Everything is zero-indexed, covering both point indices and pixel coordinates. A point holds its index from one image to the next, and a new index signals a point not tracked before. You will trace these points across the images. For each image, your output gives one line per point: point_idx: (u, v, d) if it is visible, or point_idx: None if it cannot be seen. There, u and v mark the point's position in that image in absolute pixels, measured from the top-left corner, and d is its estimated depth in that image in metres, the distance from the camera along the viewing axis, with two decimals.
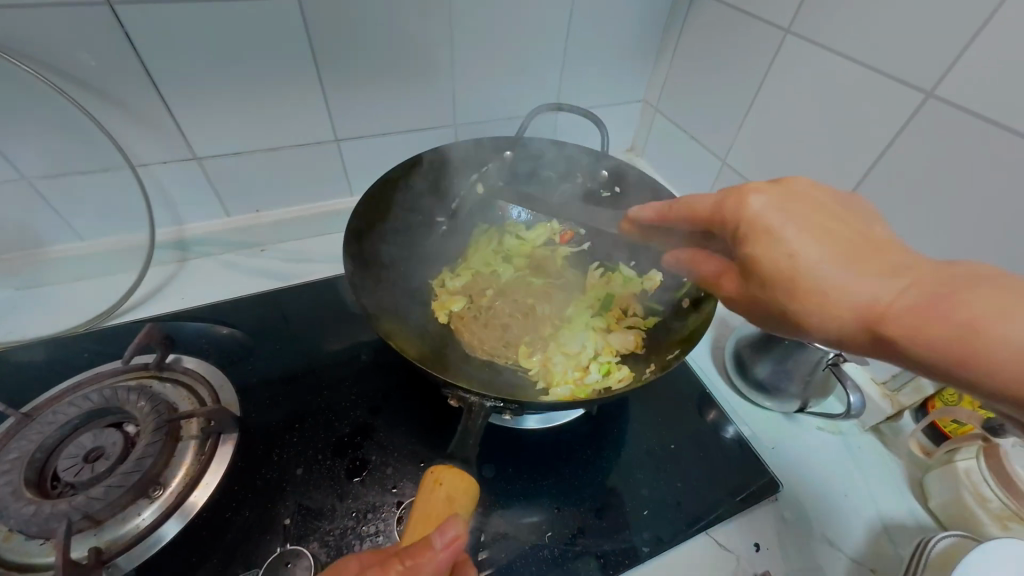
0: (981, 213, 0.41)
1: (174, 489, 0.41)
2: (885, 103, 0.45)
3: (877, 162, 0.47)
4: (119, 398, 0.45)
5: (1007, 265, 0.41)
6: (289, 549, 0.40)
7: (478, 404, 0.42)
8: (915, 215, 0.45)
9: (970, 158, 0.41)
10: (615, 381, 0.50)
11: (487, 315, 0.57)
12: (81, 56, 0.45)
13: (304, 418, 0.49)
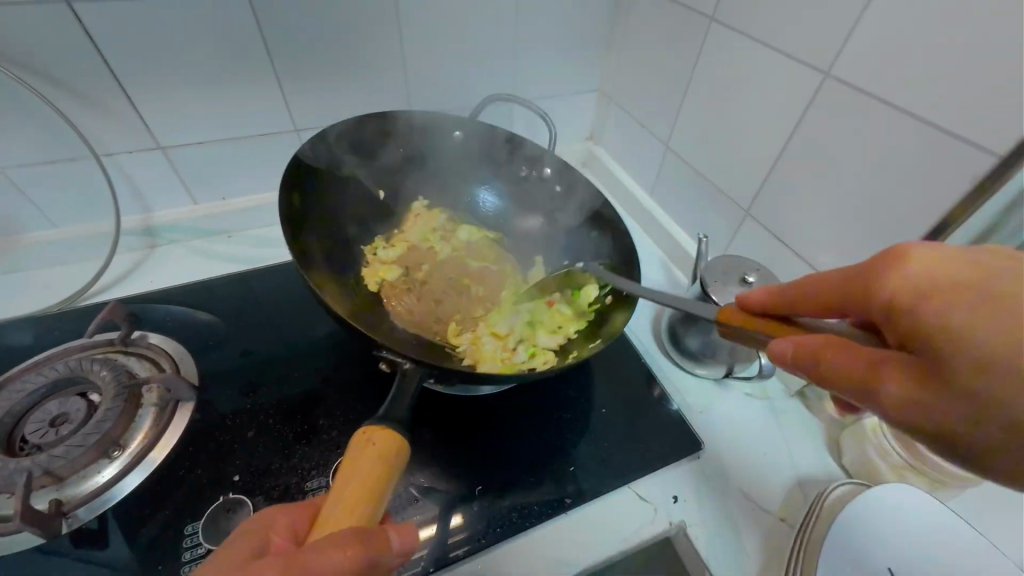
0: (877, 188, 0.43)
1: (134, 450, 0.45)
2: (795, 85, 0.48)
3: (791, 142, 0.50)
4: (83, 368, 0.48)
5: (899, 236, 0.43)
6: (231, 498, 0.43)
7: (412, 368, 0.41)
8: (824, 192, 0.48)
9: (865, 135, 0.43)
10: (538, 363, 0.50)
11: (420, 290, 0.59)
12: (43, 52, 0.48)
13: (258, 387, 0.52)
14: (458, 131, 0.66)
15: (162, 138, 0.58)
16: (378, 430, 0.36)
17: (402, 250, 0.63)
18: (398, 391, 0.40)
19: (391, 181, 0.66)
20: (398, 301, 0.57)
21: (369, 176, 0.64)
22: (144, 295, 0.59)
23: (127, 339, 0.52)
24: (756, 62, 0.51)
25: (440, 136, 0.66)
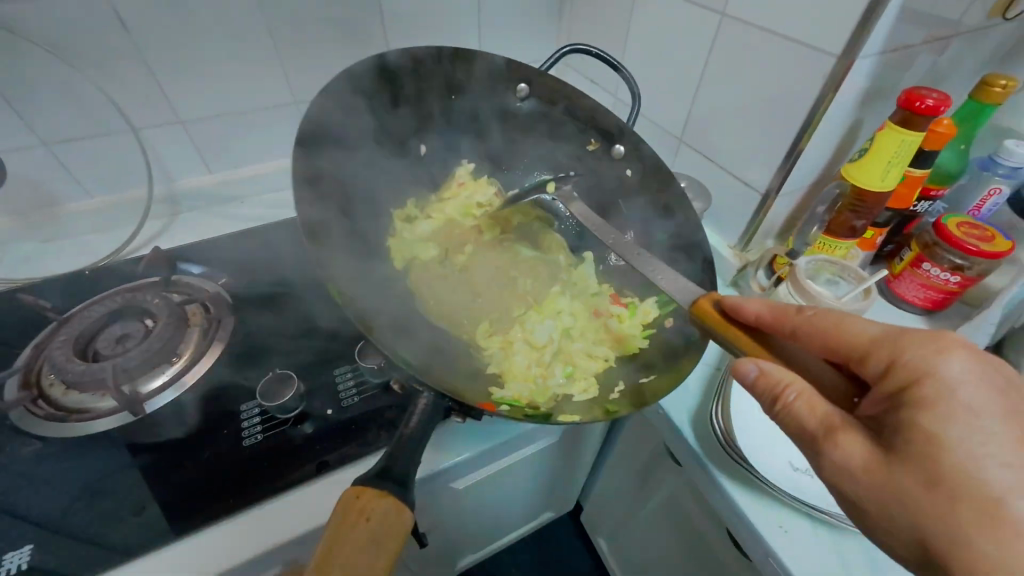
0: (763, 99, 0.55)
1: (189, 358, 0.54)
2: (700, 24, 0.59)
3: (704, 72, 0.61)
4: (138, 300, 0.58)
5: (784, 136, 0.54)
6: (278, 374, 0.51)
7: (427, 404, 0.42)
8: (730, 110, 0.59)
9: (752, 57, 0.54)
10: (576, 385, 0.55)
11: (456, 281, 0.64)
12: (88, 40, 0.58)
13: (283, 306, 0.61)
14: (522, 85, 0.66)
15: (183, 112, 0.68)
16: (372, 495, 0.36)
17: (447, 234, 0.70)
18: (413, 441, 0.40)
19: (444, 121, 0.69)
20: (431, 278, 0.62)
21: (427, 105, 0.65)
22: (176, 249, 0.67)
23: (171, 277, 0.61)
24: (674, 12, 0.62)
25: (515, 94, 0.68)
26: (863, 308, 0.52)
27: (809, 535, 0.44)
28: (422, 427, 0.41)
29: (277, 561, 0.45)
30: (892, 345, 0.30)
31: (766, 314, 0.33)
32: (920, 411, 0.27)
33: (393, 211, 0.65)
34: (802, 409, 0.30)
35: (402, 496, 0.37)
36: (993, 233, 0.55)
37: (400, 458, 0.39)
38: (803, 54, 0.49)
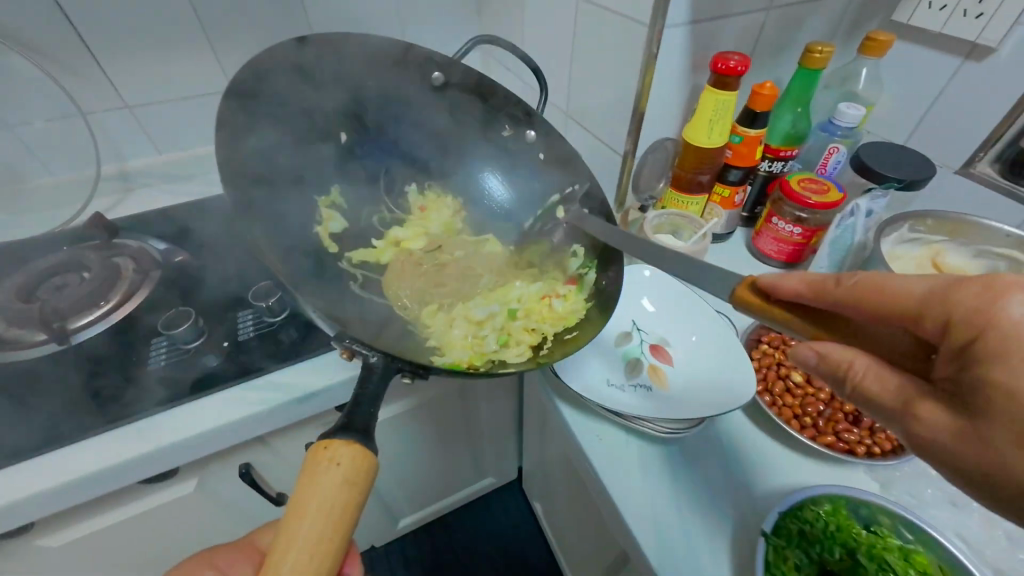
0: (609, 69, 0.61)
1: (111, 307, 0.62)
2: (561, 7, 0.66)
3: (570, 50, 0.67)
4: (77, 255, 0.67)
5: (626, 102, 0.60)
6: (177, 312, 0.59)
7: (377, 362, 0.40)
8: (591, 83, 0.65)
9: (596, 33, 0.60)
10: (510, 352, 0.48)
11: (406, 262, 0.58)
12: (38, 33, 0.68)
13: (205, 262, 0.69)
14: (437, 72, 0.61)
15: (128, 98, 0.78)
16: (342, 446, 0.34)
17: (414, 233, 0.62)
18: (375, 386, 0.39)
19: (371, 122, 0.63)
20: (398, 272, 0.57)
21: (353, 103, 0.61)
22: (120, 219, 0.77)
23: (111, 240, 0.70)
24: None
25: (437, 80, 0.62)
26: (701, 251, 0.60)
27: (627, 443, 0.49)
28: (378, 384, 0.39)
29: (162, 465, 0.53)
30: (942, 301, 0.24)
31: (806, 291, 0.28)
32: (997, 366, 0.22)
33: (315, 201, 0.57)
34: (869, 386, 0.27)
35: (356, 442, 0.35)
36: (828, 187, 0.60)
37: (361, 411, 0.37)
38: (625, 25, 0.55)
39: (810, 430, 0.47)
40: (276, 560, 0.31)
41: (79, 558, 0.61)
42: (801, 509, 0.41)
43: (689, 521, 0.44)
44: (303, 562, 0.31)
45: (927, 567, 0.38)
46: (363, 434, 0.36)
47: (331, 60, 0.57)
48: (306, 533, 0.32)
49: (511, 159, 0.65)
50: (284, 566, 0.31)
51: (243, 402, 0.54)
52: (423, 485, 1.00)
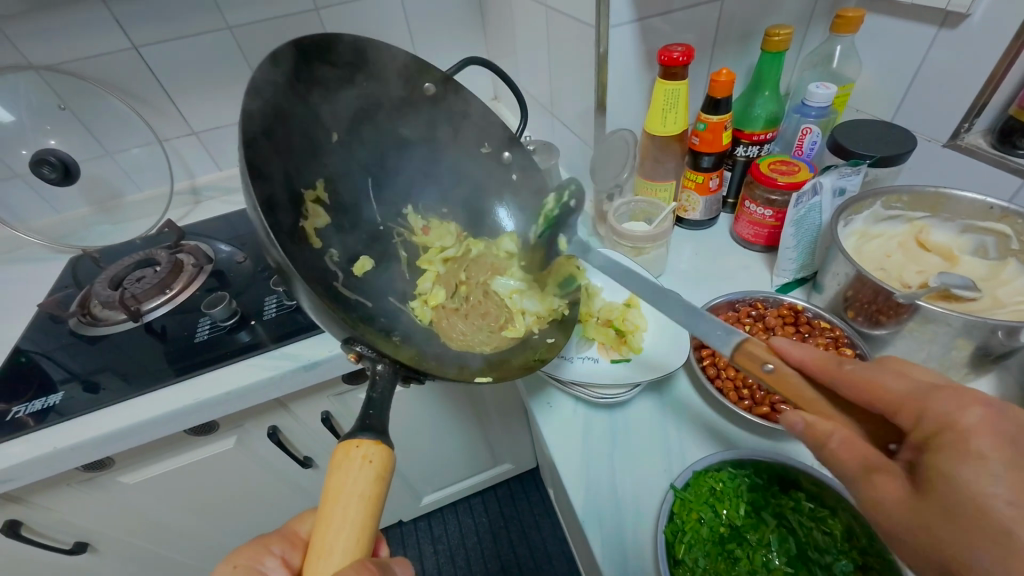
0: (574, 71, 0.66)
1: (174, 292, 0.77)
2: (533, 19, 0.72)
3: (544, 57, 0.74)
4: (153, 254, 0.84)
5: (590, 98, 0.65)
6: (214, 297, 0.72)
7: (382, 370, 0.41)
8: (563, 85, 0.71)
9: (559, 39, 0.66)
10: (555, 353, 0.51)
11: (465, 304, 0.56)
12: (129, 78, 0.86)
13: (246, 257, 0.83)
14: (429, 84, 0.55)
15: (195, 125, 0.95)
16: (373, 445, 0.35)
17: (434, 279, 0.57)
18: (379, 394, 0.39)
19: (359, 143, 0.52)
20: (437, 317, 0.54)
21: (344, 117, 0.50)
22: (189, 225, 0.94)
23: (180, 241, 0.86)
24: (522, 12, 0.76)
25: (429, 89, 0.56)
26: (662, 234, 0.61)
27: (572, 410, 0.53)
28: (381, 389, 0.40)
29: (202, 415, 0.66)
30: (916, 403, 0.29)
31: (815, 364, 0.34)
32: (944, 456, 0.26)
33: (302, 190, 0.46)
34: (843, 453, 0.30)
35: (383, 440, 0.36)
36: (800, 168, 0.60)
37: (369, 413, 0.37)
38: (578, 29, 0.61)
39: (747, 401, 0.49)
40: (319, 549, 0.32)
41: (151, 495, 0.76)
42: (717, 470, 0.44)
43: (619, 484, 0.47)
44: (343, 553, 0.32)
45: (834, 528, 0.40)
46: (380, 430, 0.36)
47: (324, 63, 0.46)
48: (345, 524, 0.33)
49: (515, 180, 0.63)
50: (328, 556, 0.32)
51: (263, 367, 0.66)
52: (442, 466, 1.08)
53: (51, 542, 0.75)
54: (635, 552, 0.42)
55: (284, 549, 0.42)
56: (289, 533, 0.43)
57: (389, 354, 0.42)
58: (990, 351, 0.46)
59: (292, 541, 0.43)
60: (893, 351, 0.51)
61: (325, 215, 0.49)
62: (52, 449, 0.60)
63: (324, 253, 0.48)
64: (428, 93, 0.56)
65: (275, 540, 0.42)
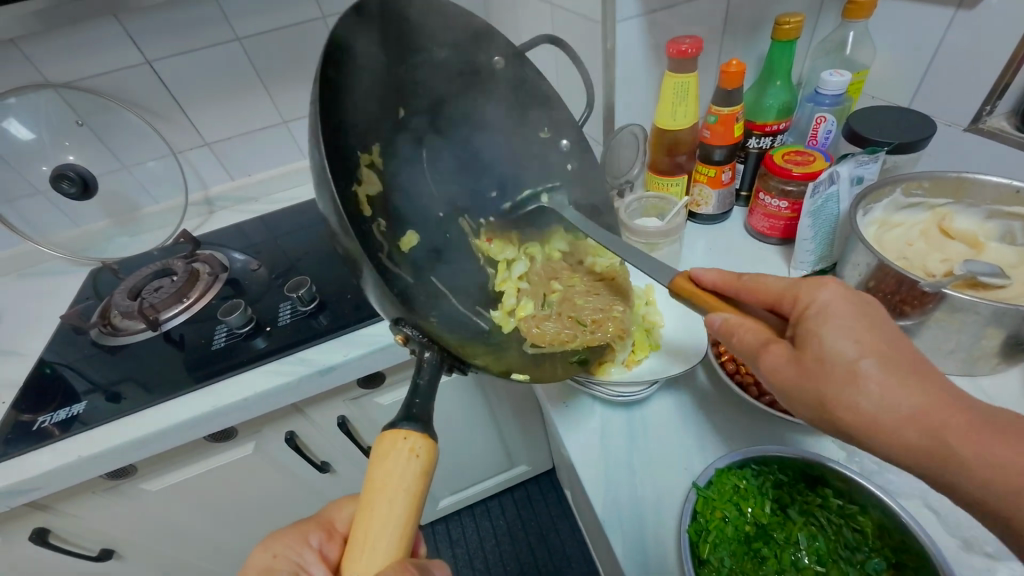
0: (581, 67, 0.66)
1: (191, 301, 0.78)
2: (538, 18, 0.72)
3: (550, 54, 0.73)
4: (170, 264, 0.85)
5: (599, 94, 0.64)
6: (230, 304, 0.73)
7: (428, 359, 0.40)
8: (570, 82, 0.71)
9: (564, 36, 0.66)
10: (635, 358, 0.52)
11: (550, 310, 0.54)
12: (143, 92, 0.88)
13: (260, 265, 0.84)
14: (496, 57, 0.52)
15: (207, 136, 0.97)
16: (420, 437, 0.35)
17: (513, 289, 0.53)
18: (427, 381, 0.39)
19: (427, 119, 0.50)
20: (522, 327, 0.51)
21: (415, 88, 0.47)
22: (204, 234, 0.95)
23: (194, 250, 0.87)
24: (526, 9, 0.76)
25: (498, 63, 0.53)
26: (675, 229, 0.61)
27: (590, 409, 0.52)
28: (428, 375, 0.39)
29: (222, 421, 0.66)
30: (789, 290, 0.33)
31: (721, 283, 0.36)
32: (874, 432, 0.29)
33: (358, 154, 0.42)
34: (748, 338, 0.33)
35: (428, 433, 0.36)
36: (814, 158, 0.59)
37: (417, 400, 0.37)
38: (583, 25, 0.60)
39: (769, 396, 0.48)
40: (365, 538, 0.33)
41: (173, 502, 0.77)
42: (742, 468, 0.43)
43: (642, 482, 0.46)
44: (387, 547, 0.33)
45: (863, 526, 0.39)
46: (425, 423, 0.36)
47: (398, 18, 0.44)
48: (390, 516, 0.33)
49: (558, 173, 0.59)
50: (374, 545, 0.32)
51: (279, 373, 0.67)
52: (458, 469, 1.07)
53: (77, 549, 0.76)
54: (656, 551, 0.42)
55: (322, 540, 0.41)
56: (325, 524, 0.43)
57: (438, 343, 0.41)
58: (1022, 340, 0.45)
59: (329, 533, 0.42)
60: (918, 342, 0.50)
61: (375, 181, 0.44)
62: (77, 457, 0.61)
63: (373, 223, 0.41)
64: (495, 66, 0.53)
65: (314, 530, 0.42)
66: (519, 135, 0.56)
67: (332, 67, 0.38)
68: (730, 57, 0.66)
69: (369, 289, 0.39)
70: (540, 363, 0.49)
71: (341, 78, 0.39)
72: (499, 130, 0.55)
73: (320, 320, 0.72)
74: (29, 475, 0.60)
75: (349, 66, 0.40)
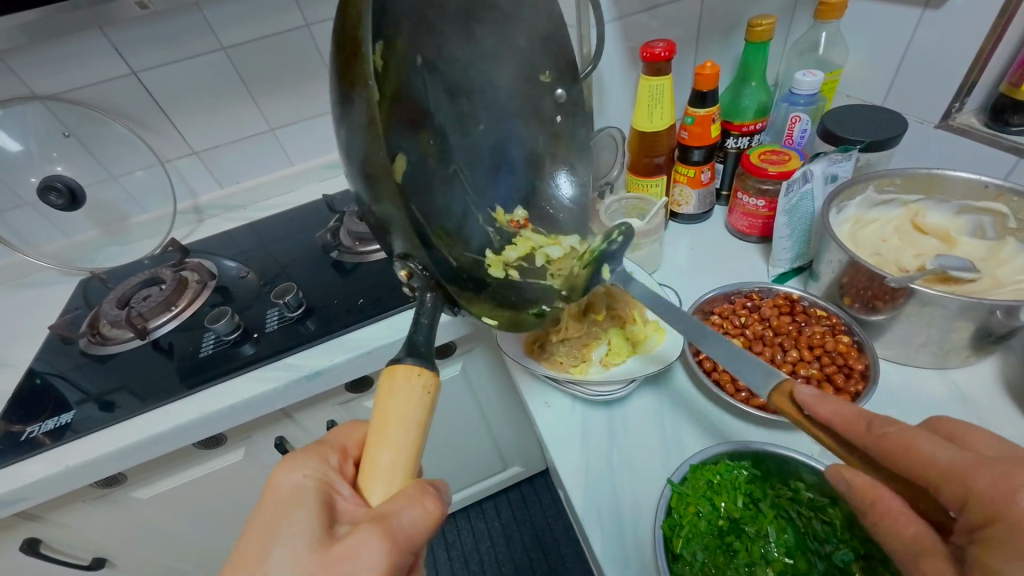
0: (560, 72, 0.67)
1: (180, 309, 0.79)
2: None
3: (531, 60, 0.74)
4: (158, 273, 0.85)
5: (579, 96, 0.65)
6: (218, 312, 0.73)
7: (420, 299, 0.39)
8: None
9: None
10: (614, 358, 0.52)
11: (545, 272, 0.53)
12: (132, 102, 0.89)
13: (249, 273, 0.85)
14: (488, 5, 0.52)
15: (195, 145, 0.97)
16: (433, 374, 0.35)
17: (523, 250, 0.52)
18: (428, 318, 0.38)
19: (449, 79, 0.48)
20: (511, 276, 0.50)
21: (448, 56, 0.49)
22: (192, 243, 0.96)
23: (183, 258, 0.88)
24: None
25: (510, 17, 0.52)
26: (655, 229, 0.62)
27: (570, 407, 0.53)
28: (429, 315, 0.38)
29: (212, 427, 0.67)
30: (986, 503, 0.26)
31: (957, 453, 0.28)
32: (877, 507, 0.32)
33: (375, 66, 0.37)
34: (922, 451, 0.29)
35: (434, 369, 0.35)
36: (789, 157, 0.60)
37: (421, 336, 0.36)
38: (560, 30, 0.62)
39: (744, 393, 0.49)
40: (388, 468, 0.33)
41: (165, 509, 0.78)
42: (716, 463, 0.43)
43: (621, 486, 0.46)
44: (403, 474, 0.34)
45: (832, 518, 0.40)
46: (429, 360, 0.36)
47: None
48: (404, 448, 0.33)
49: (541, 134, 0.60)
50: (393, 472, 0.34)
51: (265, 380, 0.67)
52: (452, 471, 1.08)
53: (69, 559, 0.76)
54: (634, 544, 0.42)
55: (339, 460, 0.39)
56: (340, 445, 0.41)
57: (443, 282, 0.41)
58: (991, 332, 0.46)
59: (343, 454, 0.40)
60: (889, 336, 0.50)
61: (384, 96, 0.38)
62: (69, 465, 0.62)
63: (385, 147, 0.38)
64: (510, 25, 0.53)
65: (330, 450, 0.40)
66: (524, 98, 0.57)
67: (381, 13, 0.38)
68: (706, 59, 0.67)
69: (397, 228, 0.39)
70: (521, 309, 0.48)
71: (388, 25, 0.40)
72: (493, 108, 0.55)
73: (307, 326, 0.73)
74: (20, 484, 0.61)
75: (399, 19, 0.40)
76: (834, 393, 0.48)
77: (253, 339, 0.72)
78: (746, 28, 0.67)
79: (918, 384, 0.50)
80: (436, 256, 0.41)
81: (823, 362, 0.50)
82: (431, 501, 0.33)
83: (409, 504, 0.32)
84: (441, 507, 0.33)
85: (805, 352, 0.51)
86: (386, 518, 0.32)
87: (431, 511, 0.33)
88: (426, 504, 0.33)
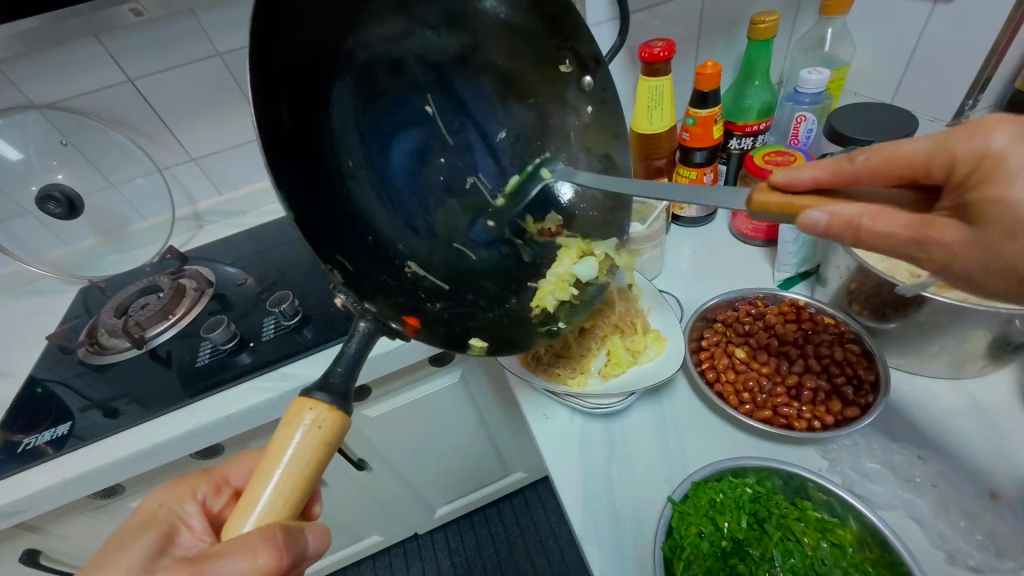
0: None
1: (177, 317, 0.78)
2: None
3: None
4: (155, 281, 0.85)
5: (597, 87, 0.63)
6: (214, 321, 0.72)
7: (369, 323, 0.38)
8: None
9: None
10: (616, 373, 0.51)
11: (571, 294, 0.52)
12: (128, 109, 0.88)
13: (246, 281, 0.84)
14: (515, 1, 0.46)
15: (193, 151, 0.96)
16: (326, 410, 0.34)
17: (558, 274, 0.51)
18: (356, 349, 0.37)
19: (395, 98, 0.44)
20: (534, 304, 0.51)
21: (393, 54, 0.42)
22: (191, 250, 0.95)
23: (182, 266, 0.88)
24: None
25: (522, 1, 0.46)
26: (655, 234, 0.60)
27: (568, 420, 0.51)
28: (359, 343, 0.37)
29: (207, 439, 0.66)
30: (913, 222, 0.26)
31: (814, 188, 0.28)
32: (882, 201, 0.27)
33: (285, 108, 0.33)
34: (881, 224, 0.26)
35: (340, 406, 0.35)
36: (795, 158, 0.58)
37: (338, 370, 0.36)
38: None
39: (748, 406, 0.48)
40: (246, 505, 0.33)
41: None
42: (718, 481, 0.42)
43: (621, 507, 0.44)
44: (266, 513, 0.32)
45: (843, 539, 0.39)
46: (340, 395, 0.35)
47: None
48: (280, 485, 0.32)
49: (570, 120, 0.53)
50: (256, 509, 0.33)
51: (260, 390, 0.66)
52: (455, 477, 1.07)
53: (69, 568, 0.76)
54: (628, 562, 0.41)
55: (207, 494, 0.44)
56: (218, 477, 0.46)
57: (382, 313, 0.38)
58: (1008, 341, 0.44)
59: (216, 487, 0.45)
60: (901, 345, 0.48)
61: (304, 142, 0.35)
62: (62, 479, 0.61)
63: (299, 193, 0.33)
64: (522, 25, 0.47)
65: (202, 483, 0.45)
66: (516, 104, 0.51)
67: (267, 25, 0.31)
68: (707, 58, 0.66)
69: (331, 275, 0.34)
70: (507, 325, 0.48)
71: (280, 34, 0.32)
72: (489, 113, 0.50)
73: (304, 334, 0.72)
74: (14, 498, 0.61)
75: (302, 34, 0.34)
76: (843, 406, 0.46)
77: (248, 350, 0.71)
78: (749, 25, 0.65)
79: (932, 395, 0.48)
80: (375, 290, 0.39)
81: (832, 374, 0.48)
82: (263, 556, 0.30)
83: (237, 553, 0.31)
84: (281, 564, 0.31)
85: (812, 364, 0.49)
86: (202, 560, 0.31)
87: (262, 566, 0.30)
88: (257, 557, 0.30)
